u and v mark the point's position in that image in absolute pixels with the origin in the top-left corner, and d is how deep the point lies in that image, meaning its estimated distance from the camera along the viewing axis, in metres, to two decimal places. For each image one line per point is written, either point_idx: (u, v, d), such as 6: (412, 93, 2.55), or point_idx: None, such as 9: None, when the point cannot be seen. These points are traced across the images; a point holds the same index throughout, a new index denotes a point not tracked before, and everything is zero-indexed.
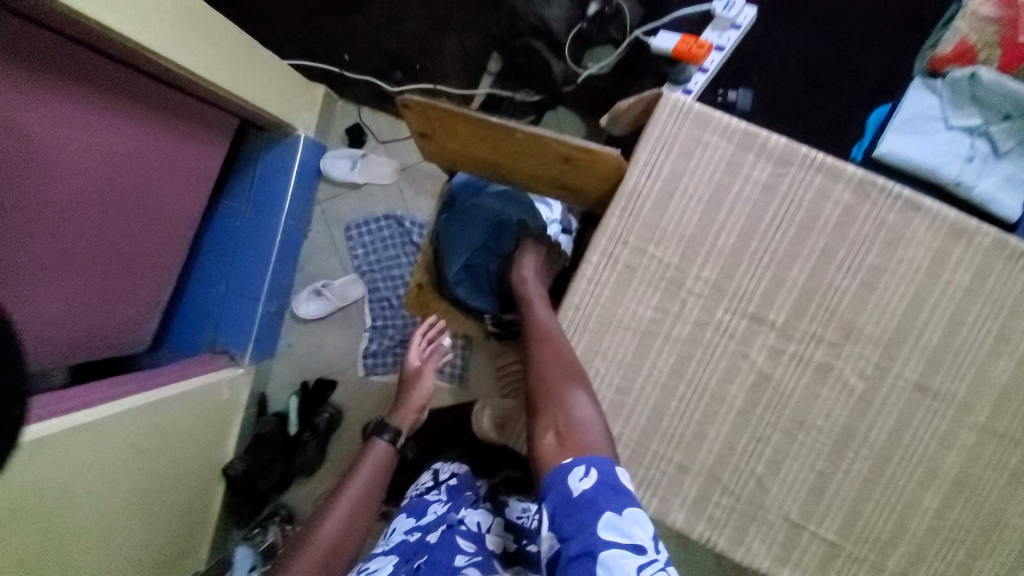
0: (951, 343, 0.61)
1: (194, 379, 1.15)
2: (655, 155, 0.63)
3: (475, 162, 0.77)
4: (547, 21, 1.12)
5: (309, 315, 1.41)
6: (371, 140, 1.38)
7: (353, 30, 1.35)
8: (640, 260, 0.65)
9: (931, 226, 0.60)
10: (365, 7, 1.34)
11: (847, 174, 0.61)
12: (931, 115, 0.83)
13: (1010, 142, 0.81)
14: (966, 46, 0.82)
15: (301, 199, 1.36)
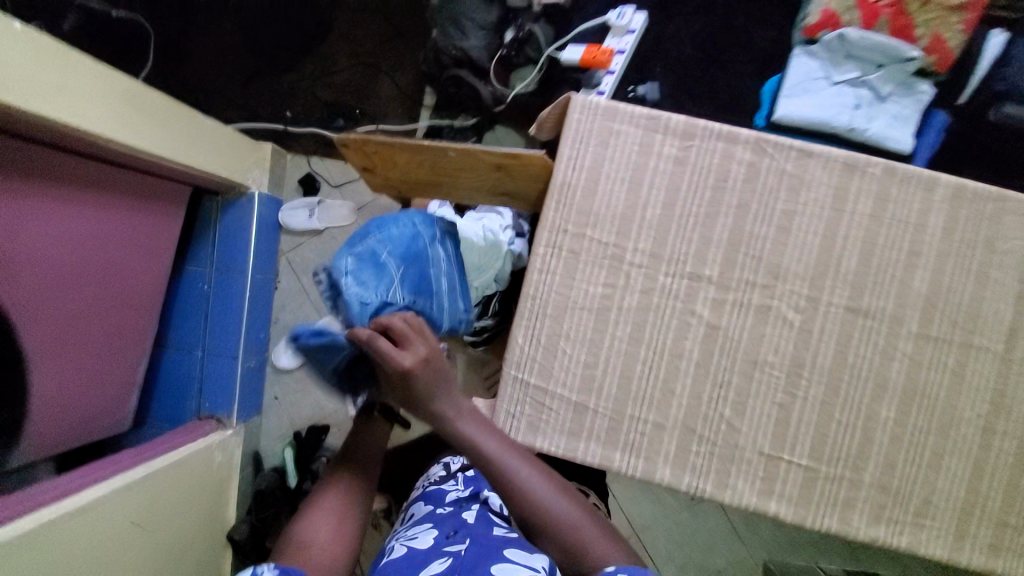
0: (870, 265, 0.67)
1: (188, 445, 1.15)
2: (576, 150, 0.70)
3: (417, 187, 0.83)
4: (468, 50, 1.23)
5: (289, 364, 1.46)
6: (324, 187, 1.44)
7: (291, 88, 1.42)
8: (580, 244, 0.70)
9: (826, 165, 0.67)
10: (298, 65, 1.42)
11: (743, 135, 0.68)
12: (814, 74, 0.89)
13: (889, 85, 0.87)
14: (830, 14, 0.88)
15: (266, 253, 1.40)
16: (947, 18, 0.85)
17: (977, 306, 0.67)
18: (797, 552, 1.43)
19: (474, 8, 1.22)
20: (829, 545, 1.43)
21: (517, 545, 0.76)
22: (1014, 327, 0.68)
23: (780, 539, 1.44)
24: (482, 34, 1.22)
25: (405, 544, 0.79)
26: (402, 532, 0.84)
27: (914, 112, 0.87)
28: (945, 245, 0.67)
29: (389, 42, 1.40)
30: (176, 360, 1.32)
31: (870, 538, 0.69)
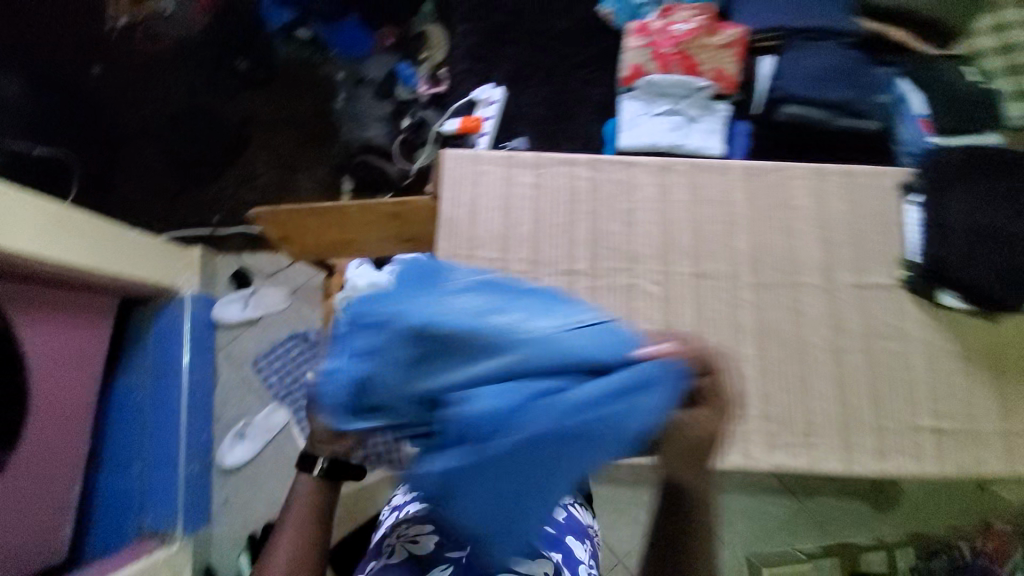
0: (700, 237, 0.84)
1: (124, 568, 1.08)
2: (454, 190, 0.85)
3: (333, 248, 0.94)
4: (371, 138, 1.48)
5: (235, 463, 1.41)
6: (258, 278, 1.51)
7: (215, 196, 1.55)
8: (473, 264, 0.83)
9: (646, 170, 0.87)
10: (220, 177, 1.57)
11: (580, 160, 0.87)
12: (638, 112, 1.13)
13: (695, 110, 1.12)
14: (637, 68, 1.13)
15: (201, 352, 1.43)
16: (718, 56, 1.11)
17: (792, 253, 0.83)
18: (771, 538, 1.46)
19: (374, 108, 1.49)
20: (798, 524, 1.46)
21: (524, 552, 0.66)
22: (828, 263, 0.83)
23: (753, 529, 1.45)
24: (381, 123, 1.48)
25: (401, 547, 0.67)
26: (396, 527, 0.71)
27: (721, 125, 1.12)
28: (752, 211, 0.85)
29: (301, 143, 1.58)
30: (118, 478, 1.28)
31: (771, 465, 0.78)
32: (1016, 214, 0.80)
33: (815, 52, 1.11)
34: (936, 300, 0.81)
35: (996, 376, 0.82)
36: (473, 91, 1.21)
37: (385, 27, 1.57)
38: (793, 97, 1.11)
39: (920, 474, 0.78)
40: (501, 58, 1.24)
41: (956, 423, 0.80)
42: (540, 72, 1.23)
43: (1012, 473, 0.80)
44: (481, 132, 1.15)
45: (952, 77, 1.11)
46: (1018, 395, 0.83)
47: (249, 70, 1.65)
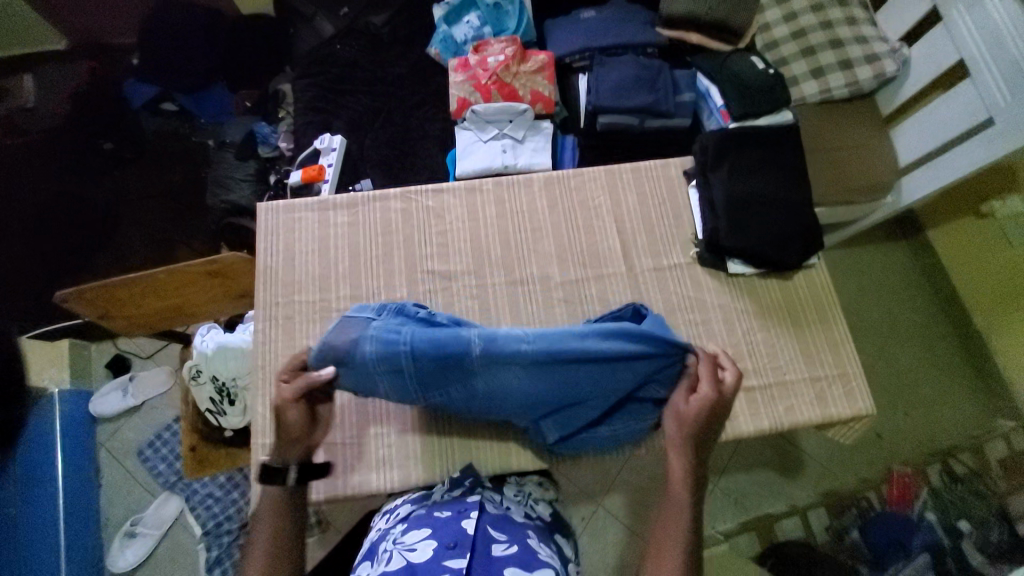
0: (510, 247, 0.90)
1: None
2: (269, 240, 0.88)
3: (162, 312, 1.04)
4: (235, 200, 1.46)
5: (128, 565, 1.31)
6: (137, 360, 1.48)
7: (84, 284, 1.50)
8: (293, 309, 0.85)
9: (454, 194, 0.92)
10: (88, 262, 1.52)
11: (392, 193, 0.92)
12: (471, 140, 1.21)
13: (521, 131, 1.21)
14: (463, 100, 1.23)
15: (78, 451, 1.35)
16: (531, 80, 1.22)
17: (595, 248, 0.90)
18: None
19: (236, 169, 1.48)
20: (716, 504, 1.40)
21: (520, 562, 0.62)
22: (627, 253, 0.91)
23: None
24: (245, 184, 1.47)
25: (398, 558, 0.62)
26: (396, 535, 0.67)
27: (545, 143, 1.22)
28: (555, 216, 0.92)
29: (179, 218, 1.52)
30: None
31: (599, 451, 0.81)
32: (773, 181, 0.89)
33: (615, 66, 1.22)
34: (728, 270, 0.89)
35: (798, 328, 0.88)
36: (315, 141, 1.26)
37: (243, 89, 1.62)
38: (605, 108, 1.18)
39: (736, 432, 0.82)
40: (342, 110, 1.31)
41: (764, 378, 0.85)
42: (381, 115, 1.30)
43: (828, 418, 0.84)
44: (325, 178, 1.19)
45: (743, 68, 1.21)
46: (822, 341, 0.88)
47: (115, 150, 1.55)
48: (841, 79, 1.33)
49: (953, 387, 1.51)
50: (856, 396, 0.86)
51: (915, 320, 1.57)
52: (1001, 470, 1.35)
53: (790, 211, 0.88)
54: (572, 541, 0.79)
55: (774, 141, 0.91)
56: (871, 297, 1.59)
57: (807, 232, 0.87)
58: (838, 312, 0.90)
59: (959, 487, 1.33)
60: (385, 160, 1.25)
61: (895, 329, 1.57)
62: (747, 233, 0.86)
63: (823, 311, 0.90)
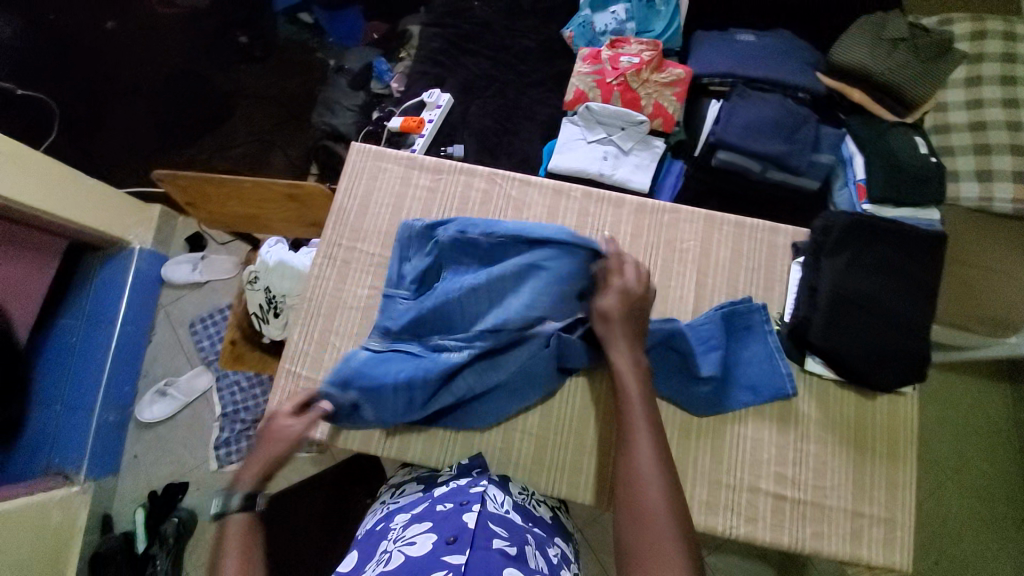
0: None
1: (18, 498, 1.16)
2: (351, 181, 0.90)
3: (239, 216, 1.14)
4: (336, 125, 1.50)
5: (152, 419, 1.44)
6: (211, 244, 1.59)
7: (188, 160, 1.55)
8: (352, 256, 0.86)
9: (539, 190, 0.89)
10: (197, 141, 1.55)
11: (479, 171, 0.90)
12: (575, 136, 1.16)
13: (630, 142, 1.14)
14: (581, 93, 1.17)
15: (140, 305, 1.49)
16: (657, 92, 1.14)
17: (664, 294, 0.84)
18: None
19: (344, 96, 1.52)
20: None
21: (518, 564, 0.59)
22: (696, 309, 0.84)
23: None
24: (349, 113, 1.51)
25: (398, 555, 0.60)
26: (395, 534, 0.65)
27: (650, 162, 1.14)
28: (634, 246, 0.87)
29: (281, 122, 1.56)
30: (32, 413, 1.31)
31: (595, 500, 0.78)
32: (894, 288, 0.77)
33: (756, 102, 1.10)
34: (803, 364, 0.80)
35: (856, 450, 0.78)
36: (423, 93, 1.26)
37: (375, 20, 1.63)
38: (728, 144, 1.07)
39: (748, 537, 0.75)
40: (458, 69, 1.28)
41: (801, 492, 0.77)
42: (495, 84, 1.27)
43: (855, 558, 0.75)
44: (421, 133, 1.20)
45: (901, 146, 1.05)
46: (880, 478, 0.77)
47: (249, 46, 1.62)
48: (1008, 191, 1.10)
49: (1006, 561, 1.29)
50: (896, 547, 0.75)
51: (994, 478, 1.35)
52: None
53: (901, 327, 0.76)
54: (571, 547, 0.75)
55: (909, 242, 0.79)
56: (949, 433, 1.38)
57: (912, 359, 0.75)
58: (912, 453, 0.78)
59: None
60: (483, 130, 1.22)
61: (961, 477, 1.35)
62: (840, 336, 0.76)
63: (895, 445, 0.78)
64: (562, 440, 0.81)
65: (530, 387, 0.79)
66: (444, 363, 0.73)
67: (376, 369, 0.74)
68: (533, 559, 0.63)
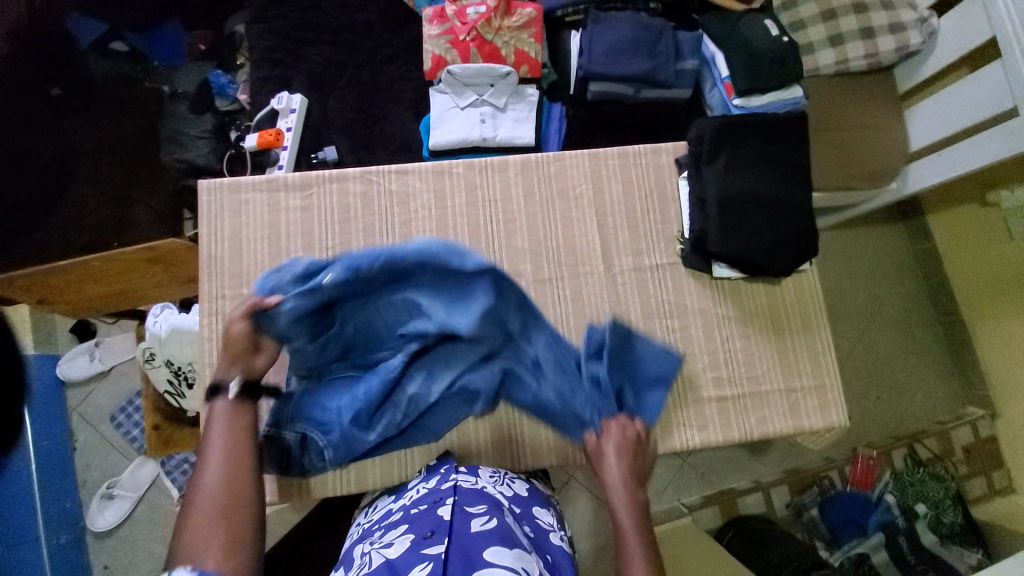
0: (480, 239, 0.84)
1: None
2: (213, 224, 0.81)
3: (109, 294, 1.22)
4: (194, 159, 1.34)
5: (108, 526, 1.32)
6: (102, 326, 1.42)
7: (36, 244, 1.23)
8: (242, 303, 0.79)
9: (419, 176, 0.85)
10: (40, 217, 1.24)
11: (350, 174, 0.83)
12: (447, 105, 1.10)
13: (503, 97, 1.10)
14: (438, 58, 1.10)
15: (50, 414, 1.32)
16: (514, 38, 1.09)
17: (572, 243, 0.84)
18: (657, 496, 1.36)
19: (190, 125, 1.35)
20: (684, 479, 1.37)
21: (498, 536, 0.59)
22: (605, 249, 0.85)
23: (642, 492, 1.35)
24: (202, 141, 1.35)
25: (376, 555, 0.59)
26: (373, 537, 0.65)
27: (528, 112, 1.11)
28: (531, 206, 0.85)
29: (135, 170, 1.31)
30: None
31: (561, 458, 0.81)
32: (773, 178, 0.81)
33: (611, 24, 1.07)
34: (712, 272, 0.84)
35: (777, 333, 0.84)
36: (271, 101, 1.14)
37: (197, 29, 1.44)
38: (597, 75, 1.05)
39: (703, 442, 0.81)
40: (302, 64, 1.16)
41: (738, 388, 0.82)
42: (346, 70, 1.16)
43: (799, 429, 0.82)
44: (283, 146, 1.10)
45: (754, 32, 1.07)
46: (801, 351, 0.85)
47: (66, 97, 1.29)
48: (858, 49, 1.18)
49: (925, 373, 1.49)
50: (831, 408, 0.84)
51: (903, 307, 1.52)
52: (962, 455, 1.40)
53: (785, 212, 0.80)
54: (554, 513, 0.77)
55: (775, 129, 0.82)
56: (860, 281, 1.53)
57: (802, 238, 0.81)
58: (823, 321, 0.86)
59: (921, 470, 1.34)
60: (349, 123, 1.13)
61: (877, 316, 1.51)
62: (736, 236, 0.79)
63: (807, 317, 0.86)
64: (514, 415, 0.82)
65: (474, 397, 0.76)
66: (382, 377, 0.72)
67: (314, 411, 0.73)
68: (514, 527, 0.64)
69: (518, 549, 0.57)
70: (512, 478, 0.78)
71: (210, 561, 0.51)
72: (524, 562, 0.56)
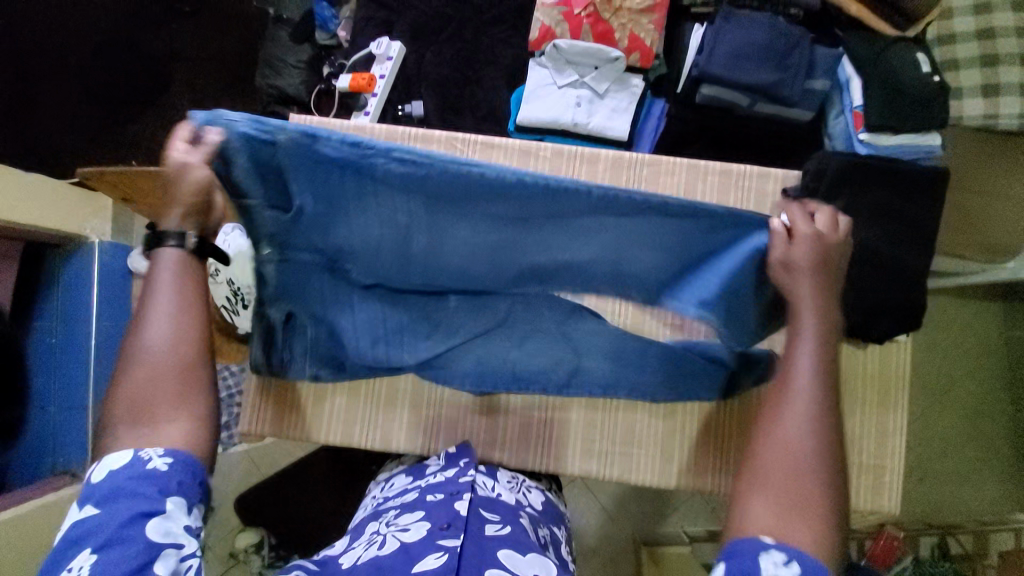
0: None
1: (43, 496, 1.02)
2: None
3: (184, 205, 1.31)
4: (283, 87, 1.33)
5: None
6: None
7: (135, 137, 1.32)
8: None
9: (505, 153, 0.82)
10: (144, 114, 1.33)
11: (435, 136, 0.82)
12: (544, 80, 1.04)
13: (604, 83, 1.04)
14: (547, 29, 1.03)
15: None
16: (633, 21, 1.01)
17: None
18: (660, 519, 1.31)
19: (285, 51, 1.34)
20: (692, 508, 1.31)
21: (513, 543, 0.59)
22: None
23: (643, 508, 1.31)
24: (296, 71, 1.33)
25: (389, 538, 0.59)
26: (387, 517, 0.64)
27: (627, 104, 1.04)
28: None
29: (230, 85, 1.35)
30: None
31: (582, 470, 0.80)
32: (885, 234, 0.72)
33: (743, 24, 0.97)
34: None
35: (845, 402, 0.77)
36: (370, 43, 1.12)
37: None
38: (712, 76, 0.96)
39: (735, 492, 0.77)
40: (406, 11, 1.13)
41: None
42: (450, 24, 1.12)
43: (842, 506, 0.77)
44: (373, 91, 1.09)
45: (901, 64, 0.94)
46: (868, 427, 0.77)
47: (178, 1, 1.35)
48: (1016, 106, 1.00)
49: (985, 472, 1.35)
50: (883, 495, 0.77)
51: (980, 395, 1.37)
52: (997, 561, 1.24)
53: (895, 276, 0.71)
54: (563, 528, 0.75)
55: (901, 179, 0.73)
56: (940, 355, 1.38)
57: (908, 309, 0.71)
58: (902, 400, 0.77)
59: (946, 565, 1.21)
60: (441, 81, 1.10)
61: (947, 397, 1.37)
62: (837, 290, 0.71)
63: (884, 392, 0.77)
64: (543, 415, 0.81)
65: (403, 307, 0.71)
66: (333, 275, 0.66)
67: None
68: (531, 537, 0.63)
69: (533, 558, 0.57)
70: (528, 487, 0.77)
71: (174, 436, 0.50)
72: (537, 572, 0.55)
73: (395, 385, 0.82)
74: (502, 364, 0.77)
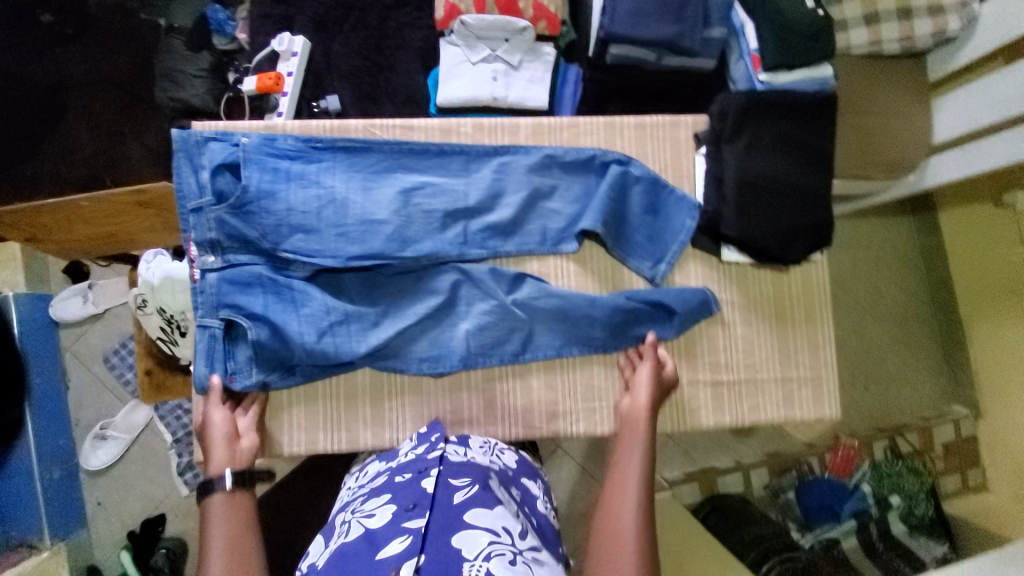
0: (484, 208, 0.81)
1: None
2: None
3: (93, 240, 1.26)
4: (188, 99, 1.24)
5: (100, 465, 1.31)
6: (95, 269, 1.38)
7: (33, 176, 1.20)
8: None
9: (425, 132, 0.82)
10: (37, 149, 1.20)
11: (352, 127, 0.82)
12: (458, 58, 1.04)
13: (518, 55, 1.04)
14: (452, 7, 1.03)
15: (41, 359, 1.28)
16: None
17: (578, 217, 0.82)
18: None
19: (185, 61, 1.25)
20: (669, 454, 1.39)
21: (481, 503, 0.60)
22: None
23: None
24: (200, 80, 1.26)
25: (356, 526, 0.60)
26: (355, 505, 0.65)
27: (544, 72, 1.05)
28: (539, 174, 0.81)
29: (130, 106, 1.24)
30: None
31: (552, 431, 0.81)
32: (789, 161, 0.77)
33: None
34: (720, 255, 0.81)
35: (779, 324, 0.83)
36: (272, 41, 1.07)
37: None
38: (618, 36, 0.98)
39: (695, 425, 0.81)
40: (304, 5, 1.09)
41: (734, 374, 0.82)
42: (353, 13, 1.08)
43: (790, 418, 0.83)
44: (283, 91, 1.05)
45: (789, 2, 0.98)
46: (802, 342, 0.83)
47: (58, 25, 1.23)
48: (894, 30, 1.09)
49: (917, 371, 1.48)
50: (824, 401, 0.83)
51: (903, 302, 1.50)
52: (941, 451, 1.41)
53: (802, 198, 0.77)
54: (539, 481, 0.78)
55: (799, 107, 0.78)
56: (865, 272, 1.50)
57: (817, 227, 0.78)
58: (826, 313, 0.84)
59: (900, 463, 1.36)
60: (353, 72, 1.07)
61: (876, 309, 1.49)
62: (754, 218, 0.76)
63: (811, 308, 0.84)
64: (506, 383, 0.81)
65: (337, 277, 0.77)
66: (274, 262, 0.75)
67: (237, 298, 0.73)
68: (500, 494, 0.65)
69: (500, 513, 0.59)
70: (501, 449, 0.77)
71: None
72: (505, 525, 0.58)
73: (353, 382, 0.81)
74: (450, 344, 0.78)
